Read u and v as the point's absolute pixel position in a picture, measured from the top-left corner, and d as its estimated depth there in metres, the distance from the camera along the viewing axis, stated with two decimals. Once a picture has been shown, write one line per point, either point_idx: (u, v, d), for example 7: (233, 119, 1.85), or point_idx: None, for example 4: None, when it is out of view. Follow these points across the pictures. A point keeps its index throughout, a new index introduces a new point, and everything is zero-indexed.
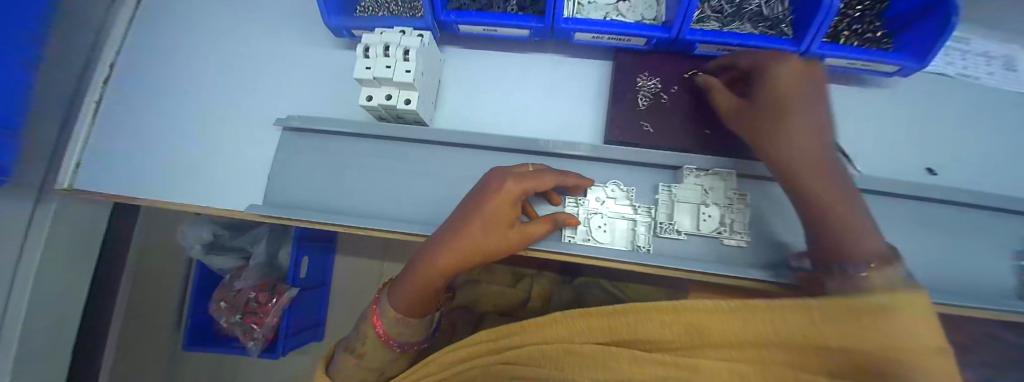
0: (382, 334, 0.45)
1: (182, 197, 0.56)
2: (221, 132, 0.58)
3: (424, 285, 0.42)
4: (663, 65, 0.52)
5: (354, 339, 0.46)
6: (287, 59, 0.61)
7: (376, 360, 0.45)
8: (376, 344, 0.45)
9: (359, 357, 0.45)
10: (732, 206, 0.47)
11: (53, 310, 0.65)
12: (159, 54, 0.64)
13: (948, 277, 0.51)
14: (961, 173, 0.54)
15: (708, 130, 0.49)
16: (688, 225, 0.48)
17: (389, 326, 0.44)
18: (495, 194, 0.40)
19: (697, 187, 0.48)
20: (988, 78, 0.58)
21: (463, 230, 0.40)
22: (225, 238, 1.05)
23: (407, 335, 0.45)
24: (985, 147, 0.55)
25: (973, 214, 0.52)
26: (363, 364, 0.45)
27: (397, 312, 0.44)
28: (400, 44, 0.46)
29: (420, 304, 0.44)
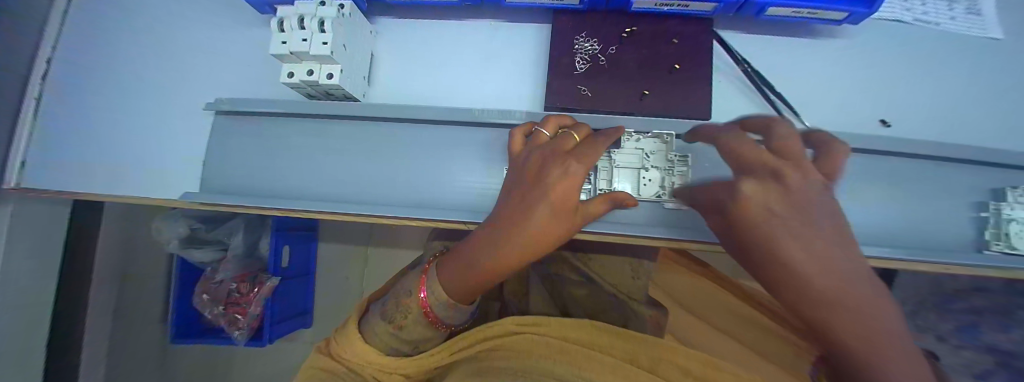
0: (432, 316, 0.37)
1: (126, 190, 0.56)
2: (159, 121, 0.57)
3: (477, 273, 0.35)
4: (600, 25, 0.50)
5: (393, 308, 0.38)
6: (220, 40, 0.59)
7: (416, 335, 0.38)
8: (419, 323, 0.38)
9: (398, 329, 0.38)
10: (671, 171, 0.45)
11: (21, 316, 0.65)
12: (99, 46, 0.62)
13: (922, 236, 0.47)
14: (933, 123, 0.50)
15: (647, 92, 0.48)
16: (630, 190, 0.47)
17: (439, 308, 0.37)
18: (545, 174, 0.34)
19: (638, 151, 0.47)
20: (951, 22, 0.53)
21: (517, 210, 0.34)
22: (201, 232, 1.02)
23: (455, 313, 0.38)
24: (962, 95, 0.51)
25: (959, 168, 0.47)
26: (400, 335, 0.38)
27: (447, 294, 0.37)
28: (315, 15, 0.44)
29: (472, 292, 0.37)
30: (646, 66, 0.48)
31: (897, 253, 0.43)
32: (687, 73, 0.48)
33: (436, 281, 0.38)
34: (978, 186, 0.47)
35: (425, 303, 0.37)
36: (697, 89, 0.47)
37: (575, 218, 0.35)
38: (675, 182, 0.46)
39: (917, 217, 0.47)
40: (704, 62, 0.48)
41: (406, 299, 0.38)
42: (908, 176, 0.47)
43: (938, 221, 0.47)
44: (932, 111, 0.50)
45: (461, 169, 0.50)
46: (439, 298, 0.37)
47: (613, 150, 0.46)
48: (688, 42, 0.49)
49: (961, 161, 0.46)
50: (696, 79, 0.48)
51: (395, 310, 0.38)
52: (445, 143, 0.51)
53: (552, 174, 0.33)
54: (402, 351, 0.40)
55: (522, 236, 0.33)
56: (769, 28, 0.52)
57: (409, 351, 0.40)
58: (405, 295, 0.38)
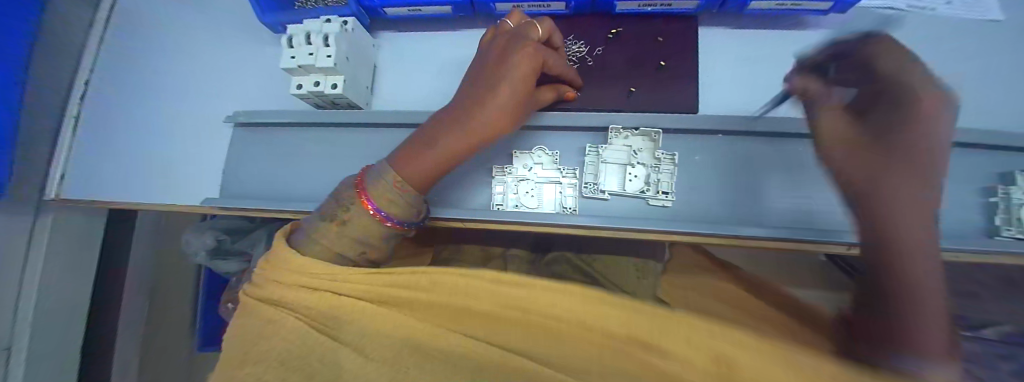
0: (374, 209, 0.35)
1: (151, 198, 0.62)
2: (181, 135, 0.63)
3: (437, 162, 0.37)
4: (587, 28, 0.52)
5: (335, 206, 0.37)
6: (238, 60, 0.64)
7: (361, 230, 0.35)
8: (364, 212, 0.35)
9: (341, 226, 0.35)
10: (658, 168, 0.46)
11: (59, 317, 0.71)
12: (128, 70, 0.68)
13: None
14: None
15: (633, 88, 0.49)
16: (615, 185, 0.48)
17: (387, 197, 0.35)
18: (514, 63, 0.37)
19: (626, 148, 0.48)
20: (948, 7, 0.52)
21: (479, 96, 0.37)
22: (227, 243, 1.06)
23: (404, 207, 0.36)
24: (965, 80, 0.49)
25: (963, 152, 0.45)
26: (344, 233, 0.35)
27: (397, 177, 0.36)
28: (320, 31, 0.48)
29: (423, 179, 0.37)
30: (632, 64, 0.50)
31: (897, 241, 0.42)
32: (673, 70, 0.49)
33: (384, 165, 0.37)
34: (984, 171, 0.45)
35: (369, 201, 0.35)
36: (683, 84, 0.48)
37: (522, 104, 0.39)
38: (662, 179, 0.46)
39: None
40: (690, 59, 0.49)
41: (349, 192, 0.36)
42: None
43: (944, 207, 0.45)
44: None
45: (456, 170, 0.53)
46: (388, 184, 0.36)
47: (600, 147, 0.48)
48: (673, 39, 0.50)
49: (966, 145, 0.45)
50: (683, 75, 0.49)
51: (337, 209, 0.36)
52: None
53: (518, 59, 0.37)
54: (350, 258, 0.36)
55: (472, 120, 0.36)
56: (757, 22, 0.53)
57: (357, 260, 0.37)
58: (346, 194, 0.37)
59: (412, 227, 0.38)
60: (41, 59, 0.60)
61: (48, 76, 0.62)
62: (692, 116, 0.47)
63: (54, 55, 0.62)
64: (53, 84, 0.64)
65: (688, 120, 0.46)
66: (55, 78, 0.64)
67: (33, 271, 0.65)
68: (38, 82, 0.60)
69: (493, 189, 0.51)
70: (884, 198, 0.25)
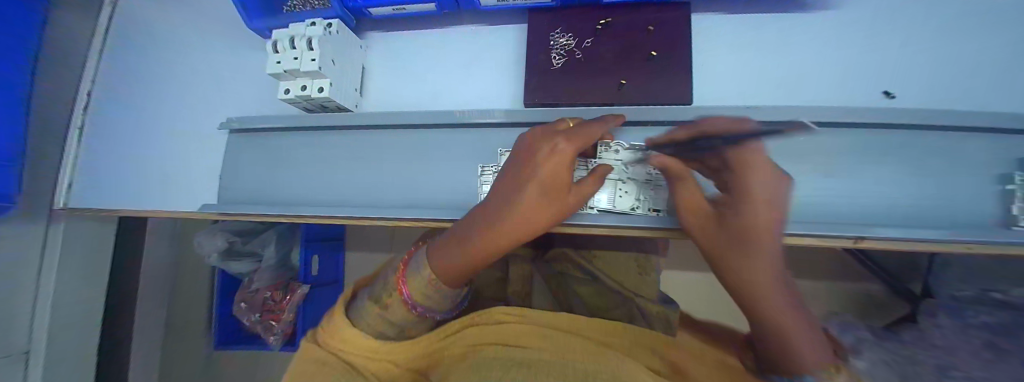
0: (406, 297, 0.40)
1: (153, 205, 0.63)
2: (179, 143, 0.64)
3: (465, 256, 0.39)
4: (576, 20, 0.50)
5: (382, 287, 0.42)
6: (230, 67, 0.65)
7: (396, 315, 0.41)
8: (399, 301, 0.40)
9: (384, 308, 0.41)
10: (648, 183, 0.45)
11: (74, 321, 0.74)
12: (128, 82, 0.70)
13: (940, 214, 0.43)
14: (951, 90, 0.45)
15: (624, 80, 0.47)
16: (605, 202, 0.47)
17: (420, 284, 0.40)
18: (543, 160, 0.38)
19: (617, 163, 0.46)
20: None
21: (513, 194, 0.39)
22: (238, 244, 1.10)
23: (433, 295, 0.41)
24: (987, 60, 0.45)
25: (979, 138, 0.42)
26: (385, 316, 0.41)
27: (431, 266, 0.41)
28: (304, 35, 0.48)
29: (455, 274, 0.40)
30: (623, 56, 0.48)
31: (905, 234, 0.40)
32: (665, 60, 0.47)
33: (425, 254, 0.43)
34: (1001, 157, 0.42)
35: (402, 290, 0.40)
36: (675, 75, 0.46)
37: (557, 196, 0.39)
38: (652, 195, 0.45)
39: (925, 193, 0.43)
40: (683, 48, 0.47)
41: (393, 276, 0.42)
42: (918, 149, 0.43)
43: (954, 196, 0.43)
44: (949, 80, 0.45)
45: (448, 170, 0.52)
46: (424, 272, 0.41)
47: (591, 161, 0.46)
48: (665, 28, 0.48)
49: (983, 129, 0.42)
50: (675, 65, 0.47)
51: (382, 289, 0.42)
52: (429, 145, 0.53)
53: (543, 155, 0.38)
54: (387, 335, 0.41)
55: (504, 216, 0.39)
56: (757, 5, 0.50)
57: (394, 335, 0.42)
58: (391, 278, 0.42)
59: (434, 313, 0.42)
60: (50, 72, 0.62)
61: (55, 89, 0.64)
62: (686, 108, 0.45)
63: (60, 67, 0.64)
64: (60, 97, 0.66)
65: (682, 112, 0.44)
66: (61, 91, 0.66)
67: (47, 279, 0.68)
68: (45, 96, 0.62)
69: (482, 189, 0.51)
70: (741, 272, 0.35)
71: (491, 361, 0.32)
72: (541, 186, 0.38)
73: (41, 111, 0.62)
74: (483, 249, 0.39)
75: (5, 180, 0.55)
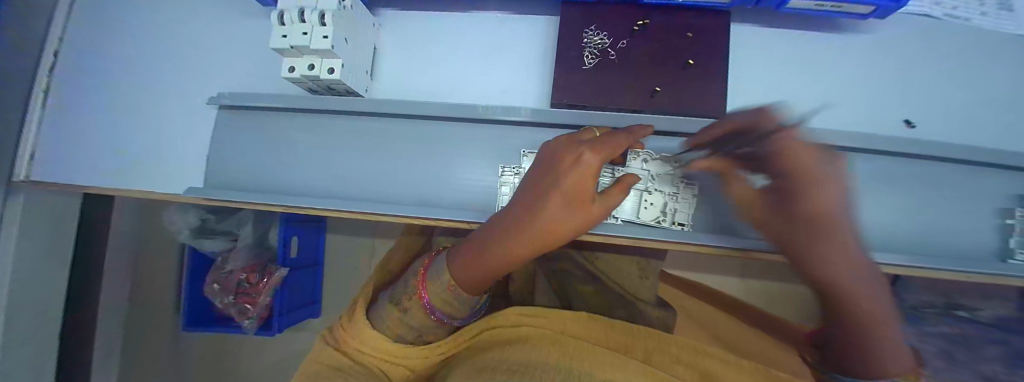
0: (427, 304, 0.42)
1: (129, 185, 0.57)
2: (159, 116, 0.58)
3: (483, 266, 0.40)
4: (612, 18, 0.48)
5: (401, 291, 0.44)
6: (221, 35, 0.58)
7: (416, 320, 0.42)
8: (419, 306, 0.42)
9: (403, 312, 0.42)
10: (676, 196, 0.45)
11: (35, 303, 0.67)
12: (98, 41, 0.62)
13: (946, 242, 0.45)
14: (961, 123, 0.47)
15: (658, 88, 0.46)
16: (630, 212, 0.46)
17: (439, 290, 0.41)
18: (569, 173, 0.35)
19: (644, 172, 0.45)
20: (982, 18, 0.49)
21: (534, 207, 0.37)
22: (212, 222, 1.02)
23: (455, 304, 0.42)
24: (993, 98, 0.47)
25: (988, 173, 0.44)
26: (405, 320, 0.42)
27: (450, 274, 0.42)
28: (316, 8, 0.43)
29: (472, 283, 0.41)
30: (659, 62, 0.46)
31: (919, 263, 0.41)
32: (701, 69, 0.46)
33: (446, 260, 0.43)
34: (1006, 192, 0.44)
35: (423, 297, 0.42)
36: (709, 86, 0.45)
37: (579, 208, 0.37)
38: (679, 208, 0.45)
39: (937, 222, 0.45)
40: (719, 58, 0.46)
41: (413, 280, 0.44)
42: (935, 180, 0.44)
43: (962, 227, 0.44)
44: (960, 114, 0.47)
45: (465, 167, 0.50)
46: (443, 280, 0.42)
47: (619, 168, 0.45)
48: (703, 36, 0.46)
49: (994, 165, 0.43)
50: (710, 76, 0.46)
51: (402, 294, 0.43)
52: (446, 139, 0.50)
53: (567, 167, 0.36)
54: (406, 339, 0.43)
55: (526, 228, 0.37)
56: (789, 22, 0.49)
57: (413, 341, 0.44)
58: (411, 282, 0.44)
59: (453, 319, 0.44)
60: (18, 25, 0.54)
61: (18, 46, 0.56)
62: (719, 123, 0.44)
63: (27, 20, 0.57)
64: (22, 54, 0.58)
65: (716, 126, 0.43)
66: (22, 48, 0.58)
67: (5, 257, 0.60)
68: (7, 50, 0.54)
69: (500, 191, 0.49)
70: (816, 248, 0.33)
71: (498, 365, 0.34)
72: (563, 200, 0.36)
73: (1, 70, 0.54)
74: (500, 262, 0.39)
75: None
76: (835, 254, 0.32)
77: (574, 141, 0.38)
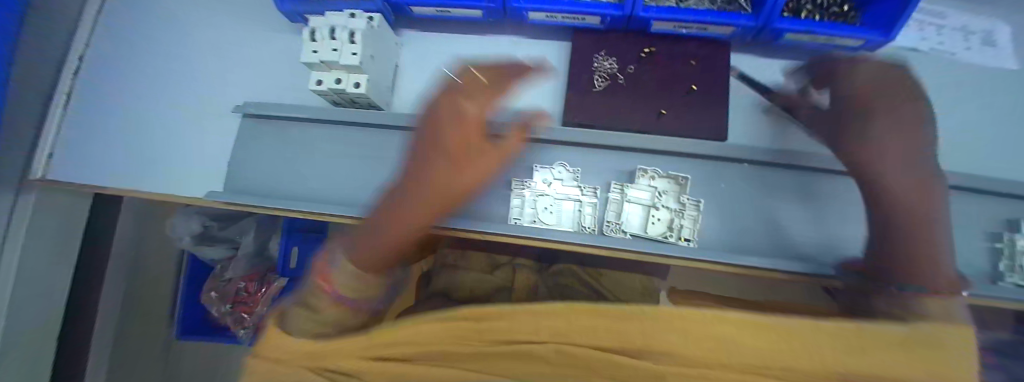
0: (332, 292, 0.31)
1: (148, 187, 0.58)
2: (183, 123, 0.60)
3: (389, 234, 0.34)
4: (620, 45, 0.51)
5: (304, 296, 0.32)
6: (247, 48, 0.61)
7: (333, 318, 0.30)
8: (328, 300, 0.30)
9: (311, 311, 0.30)
10: (681, 213, 0.47)
11: (34, 302, 0.67)
12: (126, 48, 0.64)
13: None
14: (946, 151, 0.50)
15: (664, 110, 0.49)
16: (636, 227, 0.48)
17: (347, 275, 0.32)
18: (462, 113, 0.38)
19: (650, 189, 0.48)
20: (968, 52, 0.54)
21: (430, 160, 0.37)
22: (214, 229, 1.01)
23: (368, 284, 0.32)
24: (975, 128, 0.50)
25: (975, 198, 0.46)
26: (316, 320, 0.29)
27: (352, 255, 0.33)
28: (346, 27, 0.46)
29: (378, 258, 0.33)
30: (665, 86, 0.50)
31: None
32: (704, 94, 0.49)
33: (342, 246, 0.34)
34: (993, 217, 0.46)
35: (328, 285, 0.31)
36: (712, 110, 0.48)
37: (476, 152, 0.38)
38: (684, 225, 0.46)
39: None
40: (721, 85, 0.49)
41: (313, 277, 0.33)
42: None
43: (954, 249, 0.46)
44: (944, 142, 0.50)
45: None
46: (344, 265, 0.32)
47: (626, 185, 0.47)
48: (705, 64, 0.50)
49: (979, 190, 0.46)
50: (712, 100, 0.49)
51: (308, 293, 0.31)
52: None
53: (456, 109, 0.38)
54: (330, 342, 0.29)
55: (429, 178, 0.36)
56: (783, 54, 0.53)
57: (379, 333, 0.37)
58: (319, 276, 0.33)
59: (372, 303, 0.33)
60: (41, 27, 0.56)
61: (43, 48, 0.58)
62: (720, 145, 0.47)
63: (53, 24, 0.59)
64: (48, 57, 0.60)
65: (717, 148, 0.46)
66: (48, 51, 0.60)
67: (11, 254, 0.61)
68: (30, 51, 0.56)
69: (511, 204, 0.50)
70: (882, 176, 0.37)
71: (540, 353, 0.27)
72: (460, 138, 0.37)
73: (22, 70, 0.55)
74: (407, 223, 0.35)
75: None
76: (899, 195, 0.35)
77: (441, 105, 0.39)
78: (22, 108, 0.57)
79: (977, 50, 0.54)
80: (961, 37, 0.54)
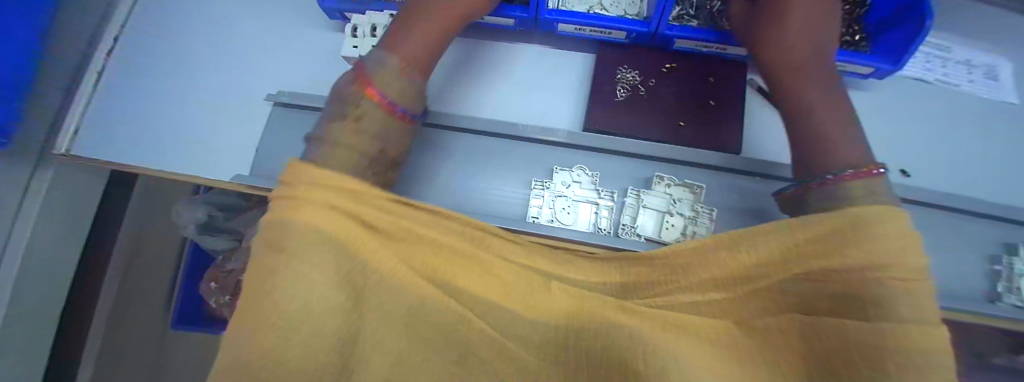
0: (379, 96, 0.32)
1: (171, 168, 0.59)
2: (213, 108, 0.61)
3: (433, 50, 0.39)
4: (642, 60, 0.54)
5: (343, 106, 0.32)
6: (282, 41, 0.64)
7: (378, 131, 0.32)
8: (374, 105, 0.31)
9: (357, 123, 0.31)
10: (696, 220, 0.48)
11: (40, 276, 0.66)
12: (161, 33, 0.66)
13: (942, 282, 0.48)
14: (950, 177, 0.52)
15: (682, 122, 0.51)
16: (651, 231, 0.49)
17: (394, 74, 0.33)
18: None
19: (666, 196, 0.49)
20: (970, 85, 0.57)
21: None
22: (219, 220, 0.98)
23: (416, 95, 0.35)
24: (976, 156, 0.53)
25: (976, 221, 0.49)
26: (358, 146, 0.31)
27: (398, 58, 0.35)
28: (385, 25, 0.50)
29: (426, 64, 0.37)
30: (684, 100, 0.52)
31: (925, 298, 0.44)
32: (720, 109, 0.52)
33: (378, 54, 0.35)
34: (993, 240, 0.49)
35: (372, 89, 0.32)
36: (729, 124, 0.51)
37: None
38: (697, 232, 0.48)
39: (936, 262, 0.48)
40: (737, 102, 0.52)
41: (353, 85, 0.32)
42: (933, 225, 0.48)
43: (958, 269, 0.48)
44: (948, 167, 0.53)
45: (498, 178, 0.53)
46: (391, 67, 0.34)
47: (643, 190, 0.49)
48: (722, 81, 0.53)
49: (981, 214, 0.48)
50: (728, 116, 0.51)
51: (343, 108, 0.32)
52: (482, 151, 0.53)
53: None
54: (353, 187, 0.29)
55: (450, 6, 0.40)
56: None
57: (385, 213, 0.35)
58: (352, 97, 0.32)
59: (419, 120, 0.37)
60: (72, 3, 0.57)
61: (76, 25, 0.60)
62: (734, 157, 0.49)
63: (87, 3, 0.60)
64: (80, 34, 0.62)
65: (730, 160, 0.49)
66: (82, 29, 0.61)
67: (24, 225, 0.60)
68: (62, 28, 0.57)
69: (530, 203, 0.51)
70: None
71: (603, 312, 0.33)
72: None
73: (54, 43, 0.56)
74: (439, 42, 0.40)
75: (8, 115, 0.50)
76: None
77: None
78: (53, 81, 0.58)
79: (978, 82, 0.57)
80: (963, 70, 0.58)
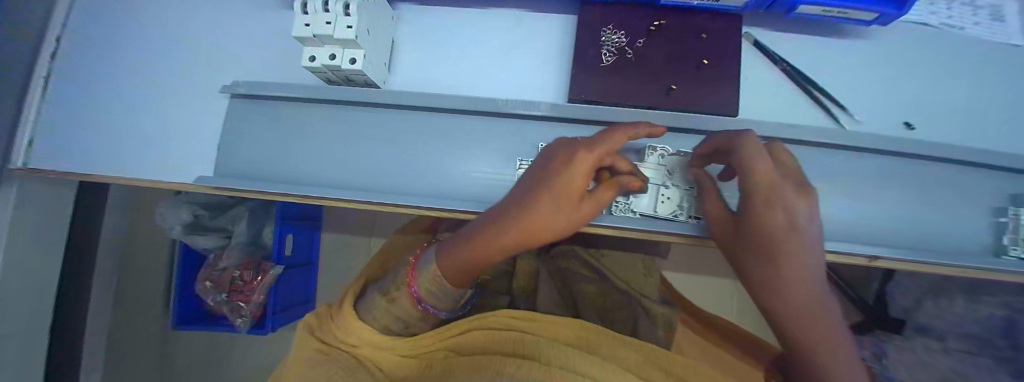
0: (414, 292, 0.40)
1: (137, 175, 0.55)
2: (171, 105, 0.56)
3: (479, 257, 0.37)
4: (628, 18, 0.49)
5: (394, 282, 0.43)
6: (233, 24, 0.58)
7: (404, 310, 0.41)
8: (406, 295, 0.40)
9: (390, 302, 0.41)
10: (691, 190, 0.45)
11: (22, 298, 0.64)
12: (104, 26, 0.60)
13: (940, 237, 0.47)
14: (954, 128, 0.49)
15: (674, 86, 0.47)
16: (646, 206, 0.46)
17: (422, 283, 0.40)
18: (575, 169, 0.32)
19: (660, 167, 0.46)
20: (976, 27, 0.53)
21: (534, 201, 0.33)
22: (206, 218, 0.94)
23: (441, 297, 0.41)
24: (981, 103, 0.50)
25: (982, 174, 0.46)
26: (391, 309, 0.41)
27: (438, 265, 0.40)
28: None
29: (462, 273, 0.39)
30: (675, 60, 0.48)
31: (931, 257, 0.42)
32: (714, 69, 0.47)
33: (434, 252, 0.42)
34: (996, 191, 0.46)
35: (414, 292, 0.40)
36: (724, 84, 0.47)
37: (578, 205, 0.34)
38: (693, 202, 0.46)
39: (938, 218, 0.46)
40: (732, 58, 0.47)
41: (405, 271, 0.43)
42: (939, 180, 0.46)
43: (958, 223, 0.46)
44: (953, 117, 0.50)
45: (480, 159, 0.49)
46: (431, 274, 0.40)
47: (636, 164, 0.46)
48: (717, 38, 0.48)
49: (989, 165, 0.45)
50: (724, 76, 0.47)
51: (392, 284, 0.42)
52: (460, 131, 0.49)
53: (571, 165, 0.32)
54: (392, 329, 0.42)
55: (529, 215, 0.33)
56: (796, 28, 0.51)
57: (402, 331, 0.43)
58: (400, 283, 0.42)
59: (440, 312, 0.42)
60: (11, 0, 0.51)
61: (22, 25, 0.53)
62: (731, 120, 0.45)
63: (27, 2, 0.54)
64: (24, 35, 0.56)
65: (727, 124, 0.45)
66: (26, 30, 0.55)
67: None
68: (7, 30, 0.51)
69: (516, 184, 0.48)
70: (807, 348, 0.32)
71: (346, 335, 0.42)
72: (568, 194, 0.32)
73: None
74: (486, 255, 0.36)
75: None
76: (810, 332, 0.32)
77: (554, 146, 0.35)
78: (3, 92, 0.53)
79: (984, 24, 0.53)
80: (970, 11, 0.54)
